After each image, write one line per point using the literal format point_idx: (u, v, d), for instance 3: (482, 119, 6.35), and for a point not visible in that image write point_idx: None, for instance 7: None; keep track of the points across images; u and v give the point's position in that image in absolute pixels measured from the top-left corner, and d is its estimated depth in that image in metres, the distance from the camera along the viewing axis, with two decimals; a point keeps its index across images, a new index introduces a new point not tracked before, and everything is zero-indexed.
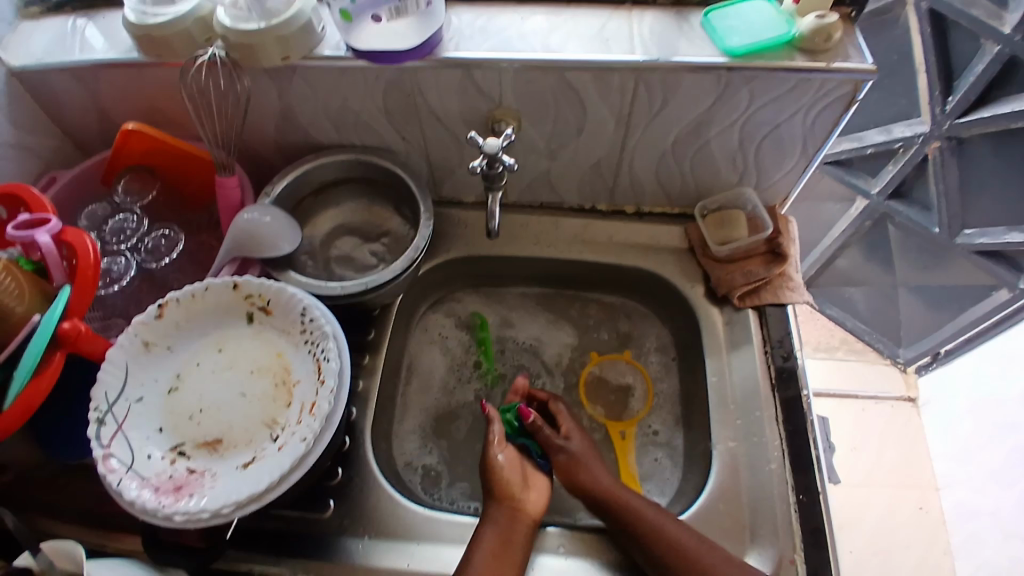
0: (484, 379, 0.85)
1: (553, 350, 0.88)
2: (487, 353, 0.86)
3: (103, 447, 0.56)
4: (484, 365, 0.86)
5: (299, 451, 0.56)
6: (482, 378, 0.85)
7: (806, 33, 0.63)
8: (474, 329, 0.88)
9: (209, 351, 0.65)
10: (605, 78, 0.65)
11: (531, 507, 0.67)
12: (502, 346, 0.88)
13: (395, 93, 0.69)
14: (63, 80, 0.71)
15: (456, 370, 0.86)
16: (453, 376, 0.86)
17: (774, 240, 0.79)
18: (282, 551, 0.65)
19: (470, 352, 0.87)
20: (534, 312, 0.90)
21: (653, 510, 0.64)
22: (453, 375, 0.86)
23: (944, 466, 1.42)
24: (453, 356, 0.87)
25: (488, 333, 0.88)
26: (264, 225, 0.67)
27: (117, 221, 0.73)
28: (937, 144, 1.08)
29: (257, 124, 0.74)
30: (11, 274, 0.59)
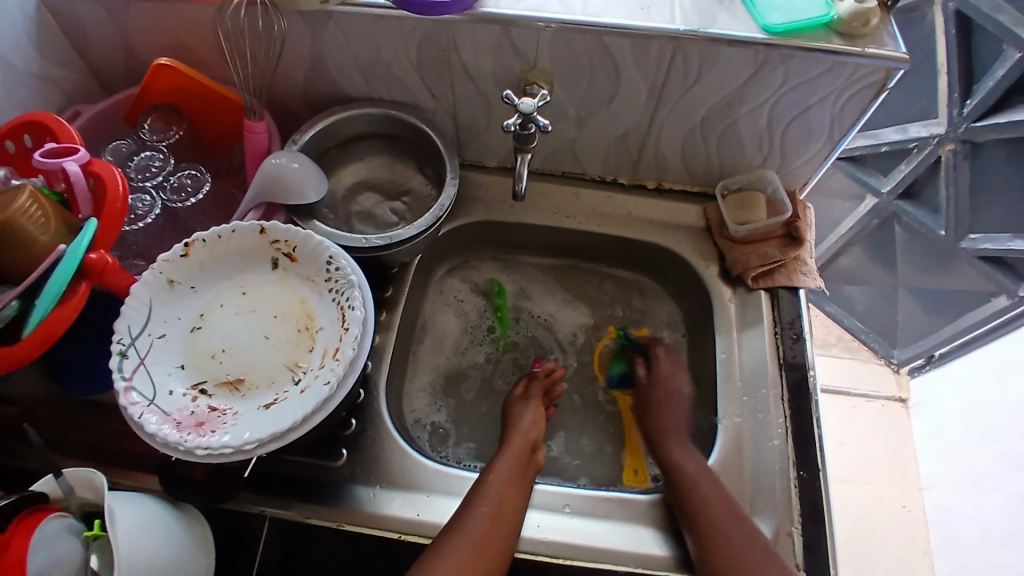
0: (496, 343, 0.88)
1: (567, 327, 0.90)
2: (502, 319, 0.88)
3: (125, 379, 0.56)
4: (498, 330, 0.88)
5: (322, 395, 0.56)
6: (494, 343, 0.88)
7: (846, 17, 0.63)
8: (489, 295, 0.89)
9: (232, 294, 0.65)
10: (643, 46, 0.66)
11: (539, 458, 0.72)
12: (517, 315, 0.90)
13: (430, 47, 0.68)
14: (92, 11, 0.70)
15: (469, 332, 0.88)
16: (466, 337, 0.87)
17: (791, 224, 0.79)
18: (294, 495, 0.66)
19: (484, 316, 0.89)
20: (549, 283, 0.91)
21: (713, 487, 0.66)
22: (467, 336, 0.87)
23: (928, 466, 1.43)
24: (468, 318, 0.88)
25: (505, 301, 0.89)
26: (291, 171, 0.67)
27: (143, 158, 0.72)
28: (952, 147, 1.09)
29: (288, 70, 0.74)
30: (38, 202, 0.58)
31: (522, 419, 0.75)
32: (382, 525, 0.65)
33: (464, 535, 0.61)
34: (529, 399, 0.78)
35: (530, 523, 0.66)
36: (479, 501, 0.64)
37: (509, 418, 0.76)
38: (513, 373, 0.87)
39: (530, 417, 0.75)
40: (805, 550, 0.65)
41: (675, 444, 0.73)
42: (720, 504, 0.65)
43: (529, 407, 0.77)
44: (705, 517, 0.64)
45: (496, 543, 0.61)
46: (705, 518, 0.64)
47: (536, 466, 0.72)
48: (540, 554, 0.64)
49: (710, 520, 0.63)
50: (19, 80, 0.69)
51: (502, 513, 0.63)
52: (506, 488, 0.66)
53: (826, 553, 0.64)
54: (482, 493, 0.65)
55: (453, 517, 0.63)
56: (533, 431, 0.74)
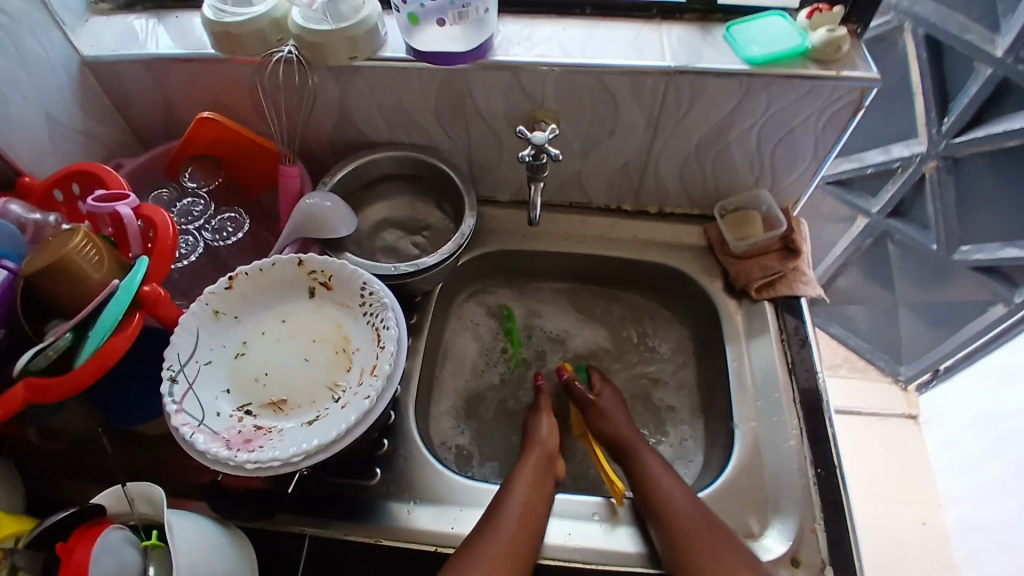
0: (510, 362, 0.92)
1: (579, 344, 0.95)
2: (514, 340, 0.93)
3: (176, 403, 0.60)
4: (510, 349, 0.93)
5: (363, 408, 0.60)
6: (508, 362, 0.92)
7: (819, 46, 0.70)
8: (501, 317, 0.94)
9: (274, 322, 0.70)
10: (639, 82, 0.73)
11: (558, 467, 0.76)
12: (529, 334, 0.95)
13: (447, 92, 0.75)
14: (137, 72, 0.77)
15: (486, 354, 0.92)
16: (482, 359, 0.92)
17: (787, 237, 0.85)
18: (331, 514, 0.68)
19: (497, 339, 0.93)
20: (559, 305, 0.96)
21: (693, 507, 0.67)
22: (483, 358, 0.92)
23: (945, 481, 1.43)
24: (483, 340, 0.93)
25: (515, 324, 0.94)
26: (325, 209, 0.73)
27: (185, 204, 0.78)
28: (935, 161, 1.15)
29: (316, 120, 0.81)
30: (92, 242, 0.62)
31: (537, 433, 0.78)
32: (423, 539, 0.67)
33: (490, 540, 0.63)
34: (540, 412, 0.82)
35: (559, 532, 0.69)
36: (499, 516, 0.66)
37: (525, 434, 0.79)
38: (526, 394, 0.90)
39: (545, 428, 0.79)
40: (829, 545, 0.67)
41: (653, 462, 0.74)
42: (713, 522, 0.66)
43: (544, 421, 0.80)
44: (708, 534, 0.65)
45: (524, 547, 0.64)
46: (705, 536, 0.65)
47: (555, 474, 0.75)
48: (574, 561, 0.67)
49: (715, 534, 0.65)
50: (67, 134, 0.77)
51: (525, 525, 0.65)
52: (525, 501, 0.68)
53: (849, 547, 0.67)
54: (503, 508, 0.66)
55: (473, 535, 0.65)
56: (548, 444, 0.77)
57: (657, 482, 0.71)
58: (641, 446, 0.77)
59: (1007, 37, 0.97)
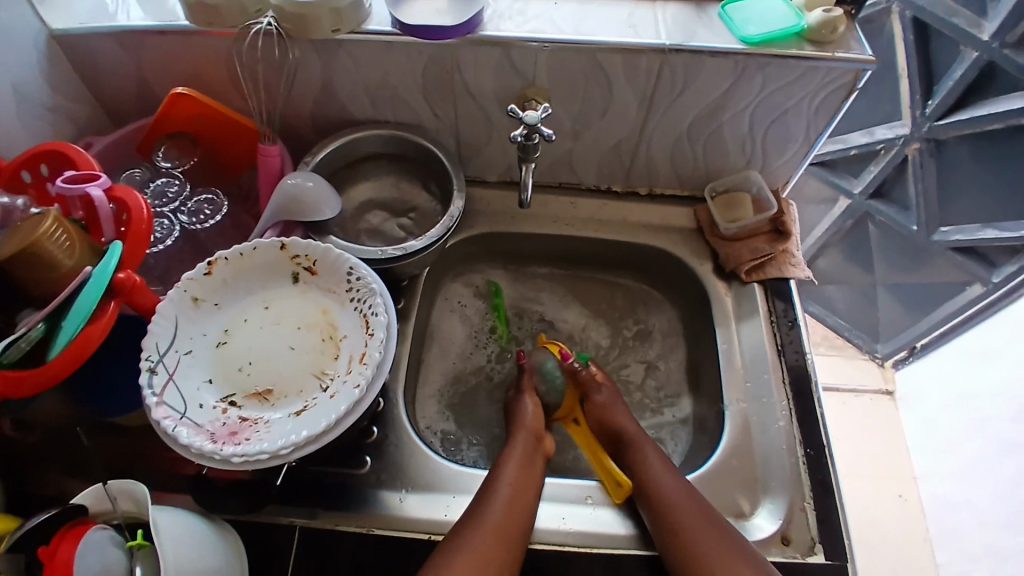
0: (499, 344, 0.91)
1: (569, 323, 0.93)
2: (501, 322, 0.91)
3: (156, 395, 0.58)
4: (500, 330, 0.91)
5: (353, 397, 0.59)
6: (497, 344, 0.91)
7: (815, 26, 0.69)
8: (489, 296, 0.92)
9: (256, 308, 0.67)
10: (633, 60, 0.71)
11: (547, 446, 0.75)
12: (518, 313, 0.93)
13: (435, 69, 0.73)
14: (107, 45, 0.73)
15: (474, 337, 0.91)
16: (470, 342, 0.90)
17: (778, 219, 0.84)
18: (320, 504, 0.67)
19: (485, 318, 0.92)
20: (548, 285, 0.95)
21: (686, 496, 0.67)
22: (472, 341, 0.90)
23: (920, 456, 1.47)
24: (471, 322, 0.92)
25: (502, 300, 0.92)
26: (308, 189, 0.70)
27: (159, 184, 0.75)
28: (917, 144, 1.16)
29: (297, 97, 0.78)
30: (63, 227, 0.58)
31: (523, 413, 0.77)
32: (415, 528, 0.66)
33: (482, 520, 0.63)
34: (526, 391, 0.81)
35: (552, 516, 0.68)
36: (490, 503, 0.64)
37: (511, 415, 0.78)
38: (513, 377, 0.89)
39: (531, 407, 0.78)
40: (818, 523, 0.68)
41: (651, 457, 0.73)
42: (711, 514, 0.66)
43: (528, 402, 0.79)
44: (707, 527, 0.64)
45: (517, 523, 0.63)
46: (704, 529, 0.64)
47: (545, 453, 0.74)
48: (567, 544, 0.66)
49: (715, 527, 0.64)
50: (36, 112, 0.72)
51: (514, 510, 0.64)
52: (516, 490, 0.66)
53: (838, 525, 0.68)
54: (493, 496, 0.65)
55: (461, 522, 0.63)
56: (537, 423, 0.76)
57: (653, 475, 0.70)
58: (637, 438, 0.76)
59: (994, 21, 0.97)
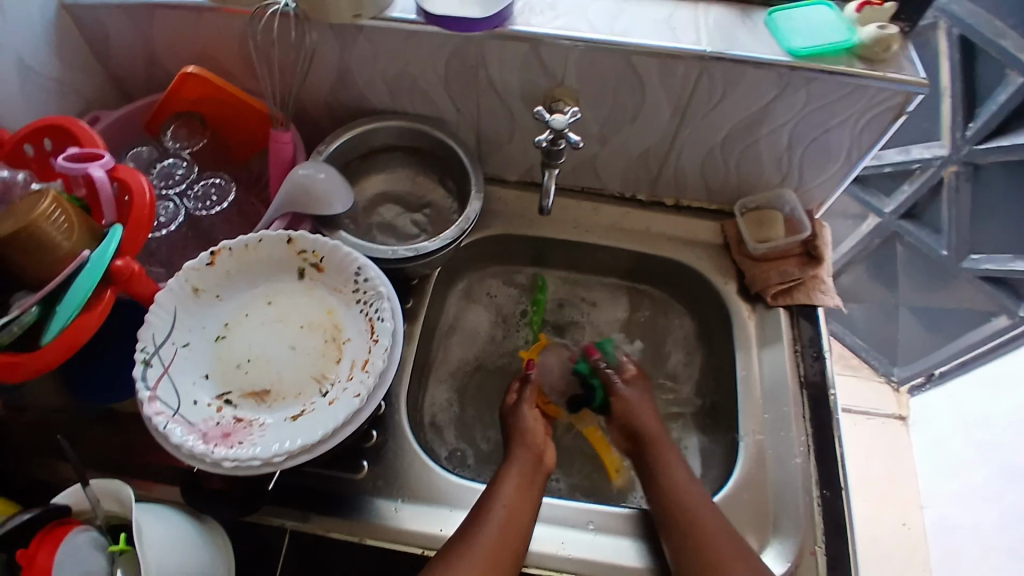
0: (529, 330, 0.90)
1: (603, 325, 0.91)
2: (539, 316, 0.89)
3: (149, 389, 0.55)
4: (532, 318, 0.90)
5: (352, 406, 0.56)
6: (528, 331, 0.90)
7: (868, 42, 0.64)
8: (525, 283, 0.92)
9: (259, 303, 0.65)
10: (670, 66, 0.66)
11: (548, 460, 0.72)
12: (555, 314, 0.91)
13: (458, 62, 0.69)
14: (119, 18, 0.70)
15: (501, 323, 0.90)
16: (499, 329, 0.90)
17: (809, 242, 0.80)
18: (314, 508, 0.64)
19: (518, 304, 0.91)
20: (593, 285, 0.92)
21: (718, 528, 0.63)
22: (500, 328, 0.90)
23: (927, 484, 1.41)
24: (501, 309, 0.91)
25: (544, 297, 0.90)
26: (318, 181, 0.68)
27: (166, 165, 0.72)
28: (955, 168, 1.09)
29: (314, 82, 0.74)
30: (61, 207, 0.56)
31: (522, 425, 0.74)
32: (406, 541, 0.64)
33: (478, 545, 0.60)
34: (523, 402, 0.77)
35: (551, 540, 0.66)
36: (483, 523, 0.61)
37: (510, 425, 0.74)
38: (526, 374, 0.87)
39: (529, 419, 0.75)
40: (828, 565, 0.65)
41: (678, 479, 0.68)
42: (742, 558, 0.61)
43: (526, 412, 0.75)
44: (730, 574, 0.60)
45: (506, 549, 0.60)
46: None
47: (545, 470, 0.71)
48: (565, 571, 0.64)
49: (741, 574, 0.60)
50: (41, 84, 0.69)
51: (507, 534, 0.61)
52: (510, 512, 0.63)
53: (848, 568, 0.65)
54: (486, 516, 0.62)
55: (458, 540, 0.61)
56: (533, 440, 0.72)
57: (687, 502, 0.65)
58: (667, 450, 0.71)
59: None
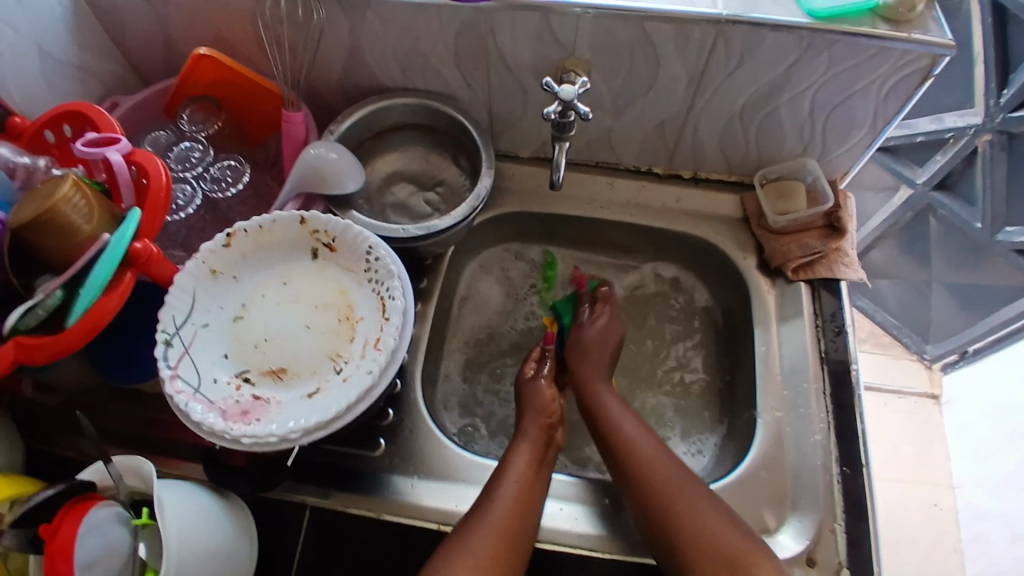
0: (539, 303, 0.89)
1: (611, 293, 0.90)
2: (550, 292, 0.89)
3: (170, 368, 0.57)
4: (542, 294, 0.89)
5: (365, 384, 0.57)
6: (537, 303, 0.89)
7: (892, 2, 0.61)
8: (535, 258, 0.90)
9: (274, 283, 0.65)
10: (686, 32, 0.64)
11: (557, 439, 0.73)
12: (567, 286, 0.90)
13: (469, 35, 0.68)
14: (133, 2, 0.70)
15: (512, 295, 0.89)
16: (508, 300, 0.89)
17: (832, 214, 0.78)
18: (329, 484, 0.66)
19: (529, 277, 0.90)
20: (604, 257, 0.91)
21: (713, 510, 0.61)
22: (509, 300, 0.89)
23: (959, 464, 1.36)
24: (511, 282, 0.90)
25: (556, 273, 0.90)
26: (331, 161, 0.68)
27: (183, 148, 0.73)
28: (988, 137, 1.04)
29: (326, 62, 0.74)
30: (81, 191, 0.57)
31: (536, 399, 0.74)
32: (423, 516, 0.65)
33: (490, 519, 0.60)
34: (541, 376, 0.78)
35: (564, 516, 0.67)
36: (495, 501, 0.62)
37: (523, 400, 0.75)
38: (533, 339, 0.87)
39: (545, 395, 0.75)
40: (848, 545, 0.64)
41: (661, 469, 0.65)
42: (744, 549, 0.58)
43: (543, 386, 0.76)
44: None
45: (520, 523, 0.61)
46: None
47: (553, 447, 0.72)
48: (579, 547, 0.64)
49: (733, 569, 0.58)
50: (61, 69, 0.71)
51: (519, 508, 0.62)
52: (523, 487, 0.63)
53: (869, 549, 0.64)
54: (497, 493, 0.62)
55: (467, 520, 0.61)
56: (545, 415, 0.73)
57: (677, 493, 0.63)
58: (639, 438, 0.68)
59: None
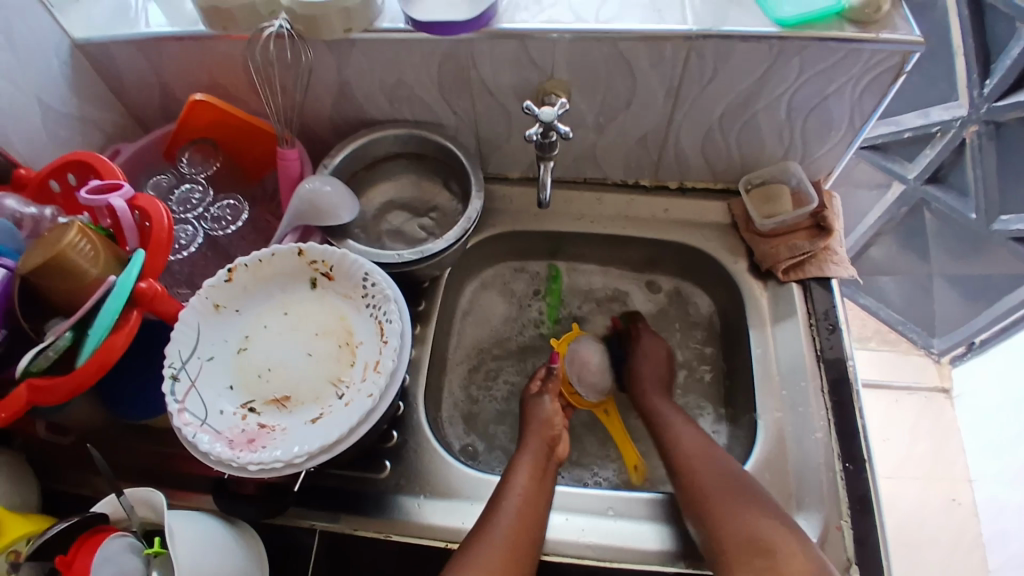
0: (544, 308, 0.92)
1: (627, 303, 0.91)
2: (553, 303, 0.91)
3: (177, 402, 0.59)
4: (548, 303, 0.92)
5: (366, 407, 0.59)
6: (542, 313, 0.92)
7: (857, 5, 0.63)
8: (541, 271, 0.92)
9: (275, 314, 0.67)
10: (658, 48, 0.67)
11: (560, 450, 0.74)
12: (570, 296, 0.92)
13: (451, 65, 0.71)
14: (130, 54, 0.74)
15: (516, 308, 0.92)
16: (514, 313, 0.91)
17: (819, 214, 0.79)
18: (339, 508, 0.67)
19: (534, 288, 0.92)
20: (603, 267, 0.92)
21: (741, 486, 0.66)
22: (513, 313, 0.91)
23: (977, 458, 1.34)
24: (513, 294, 0.92)
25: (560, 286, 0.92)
26: (325, 194, 0.70)
27: (184, 191, 0.76)
28: (975, 128, 1.05)
29: (316, 99, 0.77)
30: (87, 237, 0.59)
31: (538, 415, 0.76)
32: (431, 534, 0.66)
33: (494, 534, 0.61)
34: (546, 392, 0.79)
35: (570, 527, 0.67)
36: (498, 516, 0.63)
37: (526, 415, 0.77)
38: (535, 352, 0.89)
39: (546, 412, 0.76)
40: (855, 543, 0.64)
41: (699, 465, 0.69)
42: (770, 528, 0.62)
43: (546, 402, 0.77)
44: (752, 560, 0.60)
45: (524, 538, 0.62)
46: (750, 566, 0.60)
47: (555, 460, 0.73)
48: (587, 558, 0.65)
49: (768, 561, 0.60)
50: (62, 121, 0.74)
51: (523, 522, 0.63)
52: (525, 501, 0.64)
53: (877, 545, 0.64)
54: (499, 508, 0.63)
55: (473, 534, 0.62)
56: (548, 428, 0.74)
57: (704, 477, 0.68)
58: (686, 437, 0.73)
59: None
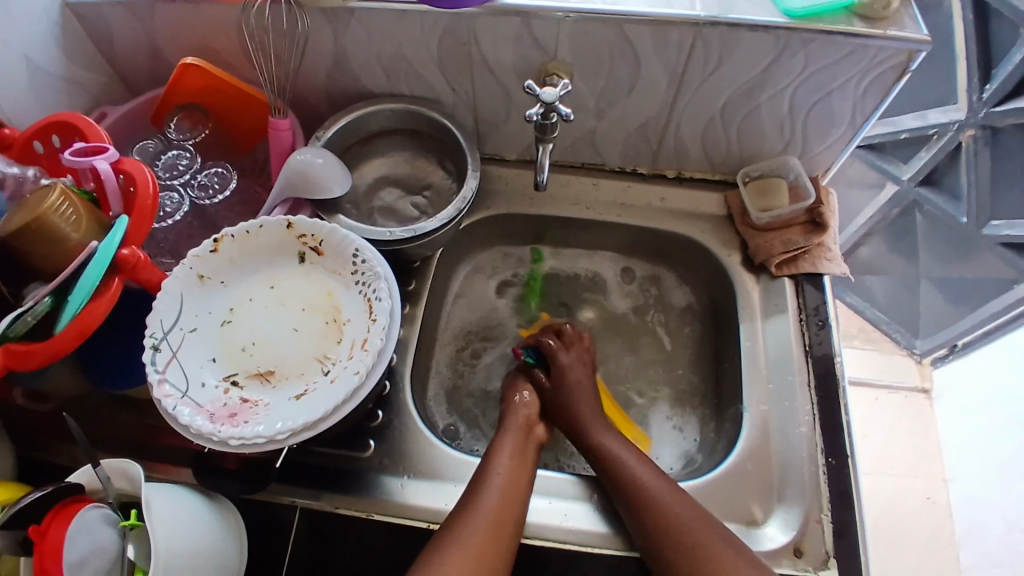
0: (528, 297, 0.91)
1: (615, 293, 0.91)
2: (535, 287, 0.91)
3: (158, 372, 0.57)
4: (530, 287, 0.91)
5: (352, 384, 0.58)
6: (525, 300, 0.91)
7: (866, 0, 0.62)
8: (522, 255, 0.92)
9: (261, 287, 0.66)
10: (664, 34, 0.65)
11: (541, 432, 0.75)
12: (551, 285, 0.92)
13: (450, 40, 0.69)
14: (119, 14, 0.71)
15: (503, 296, 0.91)
16: (501, 300, 0.91)
17: (814, 210, 0.79)
18: (323, 486, 0.66)
19: (519, 275, 0.92)
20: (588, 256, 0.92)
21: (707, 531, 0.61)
22: (497, 298, 0.91)
23: (953, 457, 1.36)
24: (499, 281, 0.92)
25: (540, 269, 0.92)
26: (317, 166, 0.69)
27: (170, 157, 0.74)
28: (972, 132, 1.05)
29: (311, 69, 0.75)
30: (69, 200, 0.57)
31: (518, 402, 0.77)
32: (412, 514, 0.65)
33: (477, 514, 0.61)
34: (522, 381, 0.80)
35: (552, 512, 0.67)
36: (482, 494, 0.63)
37: (505, 404, 0.77)
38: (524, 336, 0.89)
39: (524, 399, 0.77)
40: (834, 536, 0.65)
41: (661, 495, 0.64)
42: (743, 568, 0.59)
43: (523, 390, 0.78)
44: None
45: (509, 516, 0.62)
46: None
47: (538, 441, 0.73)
48: (569, 542, 0.65)
49: None
50: (48, 81, 0.71)
51: (506, 501, 0.62)
52: (508, 480, 0.64)
53: (856, 539, 0.64)
54: (483, 487, 0.63)
55: (457, 512, 0.62)
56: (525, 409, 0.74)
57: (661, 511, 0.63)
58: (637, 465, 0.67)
59: None
